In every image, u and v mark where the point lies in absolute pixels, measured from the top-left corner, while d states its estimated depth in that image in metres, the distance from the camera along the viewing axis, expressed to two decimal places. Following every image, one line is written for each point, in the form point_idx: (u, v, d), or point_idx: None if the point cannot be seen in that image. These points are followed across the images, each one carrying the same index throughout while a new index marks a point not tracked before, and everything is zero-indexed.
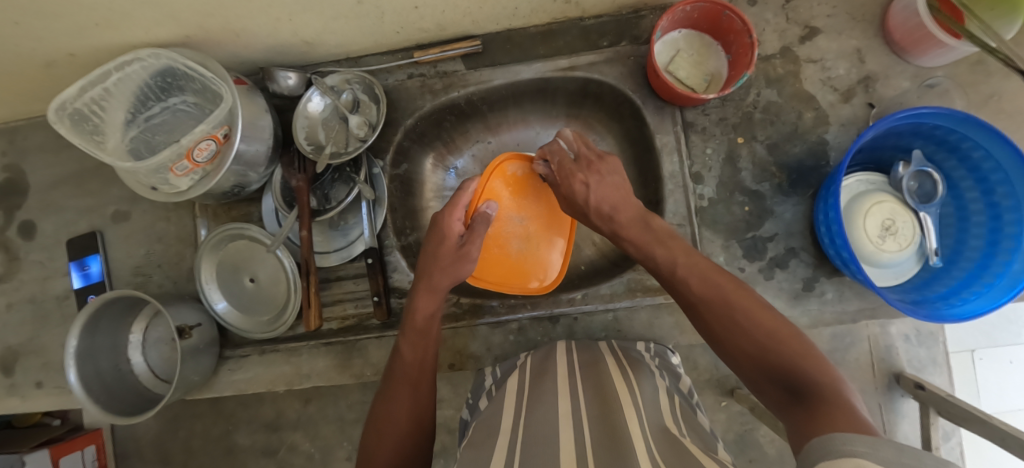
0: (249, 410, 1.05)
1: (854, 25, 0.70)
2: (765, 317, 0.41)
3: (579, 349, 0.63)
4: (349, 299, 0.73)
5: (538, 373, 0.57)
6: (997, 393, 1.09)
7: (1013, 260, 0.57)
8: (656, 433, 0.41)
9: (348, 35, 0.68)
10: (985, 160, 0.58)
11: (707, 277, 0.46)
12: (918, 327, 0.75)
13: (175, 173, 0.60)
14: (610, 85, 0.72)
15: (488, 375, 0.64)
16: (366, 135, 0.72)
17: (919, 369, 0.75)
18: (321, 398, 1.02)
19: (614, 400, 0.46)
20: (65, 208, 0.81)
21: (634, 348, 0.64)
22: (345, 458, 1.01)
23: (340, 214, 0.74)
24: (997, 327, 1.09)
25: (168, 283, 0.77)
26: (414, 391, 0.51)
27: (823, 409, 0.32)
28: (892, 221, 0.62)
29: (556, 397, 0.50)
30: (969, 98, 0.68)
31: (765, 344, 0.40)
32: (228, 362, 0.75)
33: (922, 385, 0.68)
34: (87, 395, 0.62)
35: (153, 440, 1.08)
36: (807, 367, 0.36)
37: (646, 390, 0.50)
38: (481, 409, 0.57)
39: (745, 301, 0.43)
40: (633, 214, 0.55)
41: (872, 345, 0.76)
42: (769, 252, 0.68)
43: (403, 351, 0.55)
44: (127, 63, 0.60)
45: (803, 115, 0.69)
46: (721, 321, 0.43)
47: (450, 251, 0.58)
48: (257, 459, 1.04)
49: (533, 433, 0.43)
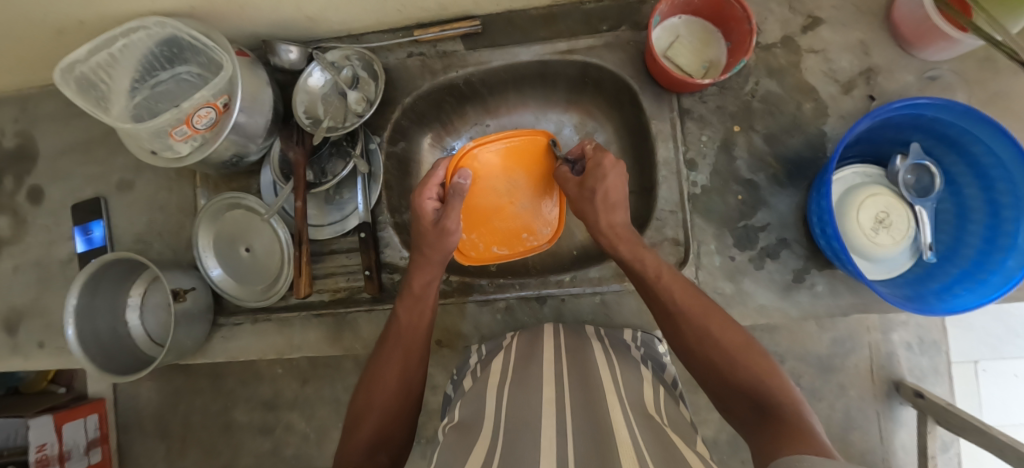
0: (246, 389, 1.07)
1: (859, 16, 0.69)
2: (734, 335, 0.46)
3: (567, 334, 0.62)
4: (342, 272, 0.74)
5: (524, 357, 0.57)
6: (1000, 408, 1.09)
7: (1008, 257, 0.56)
8: (640, 422, 0.40)
9: (350, 12, 0.69)
10: (986, 155, 0.58)
11: (685, 292, 0.51)
12: (920, 336, 0.74)
13: (175, 138, 0.61)
14: (609, 70, 0.72)
15: (474, 352, 0.64)
16: (364, 110, 0.72)
17: (920, 378, 0.73)
18: (316, 379, 1.03)
19: (597, 387, 0.46)
20: (72, 175, 0.83)
21: (620, 336, 0.63)
22: None
23: (337, 189, 0.75)
24: (1005, 340, 1.08)
25: (167, 252, 0.79)
26: (406, 357, 0.54)
27: (782, 427, 0.36)
28: (886, 214, 0.62)
29: (541, 381, 0.50)
30: (975, 94, 0.67)
31: (734, 360, 0.44)
32: (221, 329, 0.76)
33: (922, 393, 0.67)
34: (84, 353, 0.65)
35: (155, 415, 1.10)
36: (769, 387, 0.41)
37: (631, 380, 0.50)
38: (464, 387, 0.58)
39: (715, 316, 0.48)
40: (623, 219, 0.56)
41: (872, 351, 0.74)
42: (760, 242, 0.67)
43: (400, 315, 0.58)
44: (133, 30, 0.62)
45: (803, 106, 0.68)
46: (698, 329, 0.47)
47: (434, 232, 0.57)
48: (254, 436, 1.06)
49: (515, 415, 0.43)
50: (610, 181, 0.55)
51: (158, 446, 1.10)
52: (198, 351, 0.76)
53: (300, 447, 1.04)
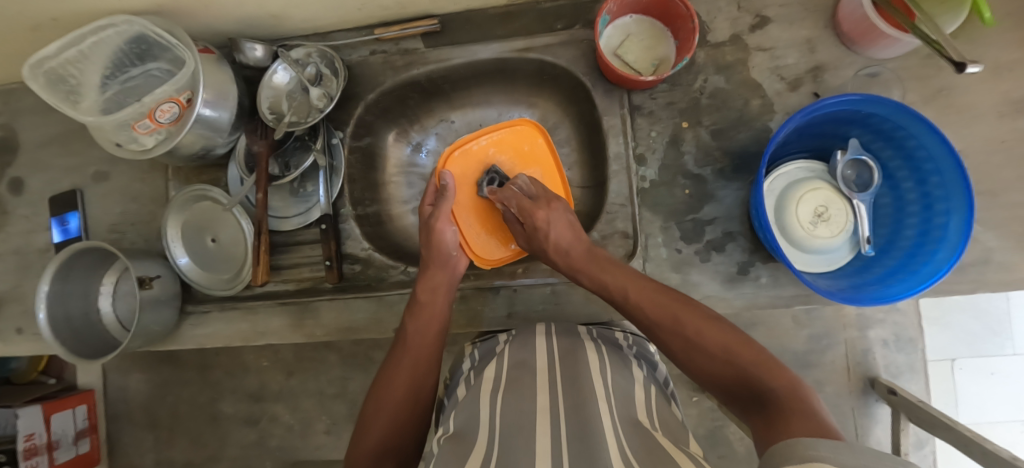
0: (233, 380, 1.16)
1: (807, 15, 0.71)
2: (712, 331, 0.45)
3: (558, 333, 0.61)
4: (306, 263, 0.77)
5: (517, 363, 0.55)
6: (975, 405, 1.12)
7: (938, 249, 0.57)
8: (631, 441, 0.40)
9: (312, 10, 0.71)
10: (918, 149, 0.59)
11: (655, 300, 0.51)
12: (896, 335, 0.91)
13: (139, 131, 0.65)
14: (564, 67, 0.74)
15: (466, 357, 0.64)
16: (325, 106, 0.75)
17: (897, 374, 0.92)
18: (302, 372, 1.13)
19: (589, 395, 0.46)
20: (51, 167, 0.86)
21: (612, 335, 0.64)
22: (322, 431, 1.13)
23: (301, 182, 0.78)
24: (982, 338, 1.11)
25: (140, 241, 0.82)
26: (414, 367, 0.53)
27: (779, 414, 0.34)
28: (825, 208, 0.63)
29: (534, 389, 0.49)
30: (919, 91, 0.69)
31: (720, 357, 0.43)
32: (189, 316, 0.79)
33: (899, 392, 0.82)
34: (53, 336, 0.68)
35: (143, 404, 1.18)
36: (762, 373, 0.39)
37: (619, 383, 0.50)
38: (458, 394, 0.55)
39: (692, 315, 0.47)
40: (584, 247, 0.60)
41: (849, 348, 0.93)
42: (706, 235, 0.69)
43: (412, 330, 0.57)
44: (101, 28, 0.64)
45: (750, 102, 0.70)
46: (676, 339, 0.47)
47: (441, 255, 0.63)
48: (241, 426, 1.17)
49: (509, 424, 0.43)
50: (554, 223, 0.61)
51: (146, 435, 1.19)
52: (167, 337, 0.79)
53: (285, 439, 1.15)
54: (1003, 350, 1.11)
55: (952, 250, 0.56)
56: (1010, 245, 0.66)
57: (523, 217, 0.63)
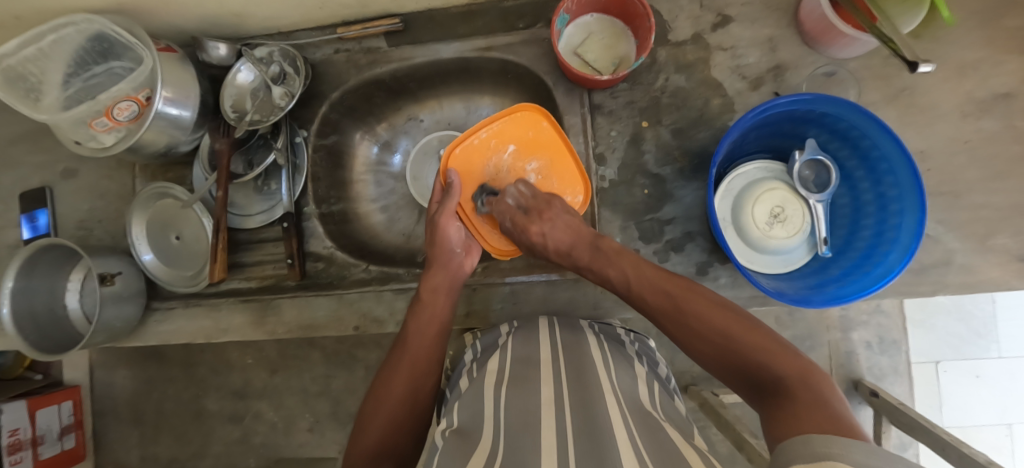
0: (217, 377, 1.17)
1: (768, 13, 0.70)
2: (715, 317, 0.44)
3: (562, 328, 0.64)
4: (269, 260, 0.78)
5: (522, 358, 0.57)
6: (961, 408, 1.11)
7: (891, 250, 0.57)
8: (635, 423, 0.42)
9: (273, 9, 0.71)
10: (872, 149, 0.59)
11: (658, 285, 0.50)
12: (880, 337, 0.95)
13: (96, 129, 0.65)
14: (525, 66, 0.74)
15: (470, 348, 0.65)
16: (287, 104, 0.75)
17: (880, 377, 0.95)
18: (285, 370, 1.14)
19: (592, 384, 0.48)
20: (21, 164, 0.86)
21: (614, 331, 0.65)
22: (305, 428, 1.13)
23: (265, 180, 0.78)
24: (967, 341, 1.10)
25: (107, 238, 0.83)
26: (412, 367, 0.51)
27: (788, 401, 0.34)
28: (781, 209, 0.63)
29: (538, 382, 0.51)
30: (881, 91, 0.68)
31: (721, 343, 0.42)
32: (154, 313, 0.80)
33: (879, 393, 0.83)
34: (17, 331, 0.68)
35: (128, 400, 1.19)
36: (769, 357, 0.39)
37: (624, 377, 0.52)
38: (461, 388, 0.56)
39: (697, 301, 0.46)
40: (587, 240, 0.59)
41: (833, 350, 0.94)
42: (665, 235, 0.69)
43: (410, 329, 0.56)
44: (61, 26, 0.65)
45: (710, 101, 0.70)
46: (679, 326, 0.47)
47: (443, 255, 0.62)
48: (224, 423, 1.17)
49: (516, 418, 0.44)
50: (552, 231, 0.60)
51: (130, 430, 1.19)
52: (131, 334, 0.79)
53: (269, 436, 1.15)
54: (988, 352, 1.10)
55: (903, 252, 0.55)
56: (971, 247, 0.66)
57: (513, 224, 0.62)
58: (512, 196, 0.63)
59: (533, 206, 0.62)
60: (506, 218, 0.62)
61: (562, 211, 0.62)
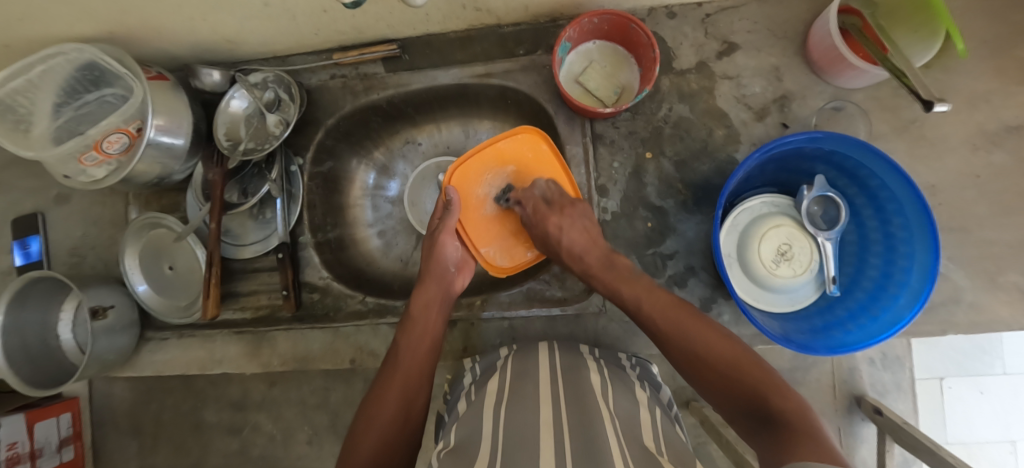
0: (216, 388, 1.16)
1: (774, 41, 0.68)
2: (724, 348, 0.44)
3: (562, 351, 0.62)
4: (264, 290, 0.76)
5: (519, 374, 0.57)
6: (965, 425, 1.09)
7: (900, 294, 0.56)
8: (634, 451, 0.40)
9: (267, 35, 0.70)
10: (882, 188, 0.57)
11: (668, 311, 0.49)
12: (884, 354, 0.87)
13: (85, 164, 0.63)
14: (525, 94, 0.72)
15: (468, 370, 0.64)
16: (282, 132, 0.73)
17: (883, 393, 0.88)
18: (284, 382, 1.13)
19: (591, 410, 0.47)
20: (13, 188, 0.85)
21: (614, 357, 0.64)
22: (304, 440, 1.12)
23: (260, 208, 0.77)
24: (972, 356, 1.09)
25: (100, 265, 0.82)
26: (405, 384, 0.50)
27: (784, 434, 0.34)
28: (788, 246, 0.62)
29: (536, 401, 0.50)
30: (889, 122, 0.67)
31: (729, 373, 0.42)
32: (148, 343, 0.79)
33: (882, 411, 0.80)
34: (9, 366, 0.67)
35: (127, 410, 1.19)
36: (769, 392, 0.39)
37: (624, 403, 0.51)
38: (458, 410, 0.56)
39: (705, 331, 0.46)
40: (600, 255, 0.58)
41: (835, 368, 0.88)
42: (667, 270, 0.67)
43: (401, 345, 0.54)
44: (49, 56, 0.63)
45: (714, 132, 0.68)
46: (685, 348, 0.46)
47: (438, 268, 0.60)
48: (224, 434, 1.16)
49: (512, 434, 0.44)
50: (567, 231, 0.59)
51: (130, 440, 1.19)
52: (124, 364, 0.78)
53: (267, 449, 1.14)
54: (994, 368, 1.09)
55: (913, 297, 0.54)
56: (980, 285, 0.65)
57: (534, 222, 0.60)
58: (540, 187, 0.62)
59: (558, 199, 0.61)
60: (529, 206, 0.61)
61: (583, 213, 0.61)
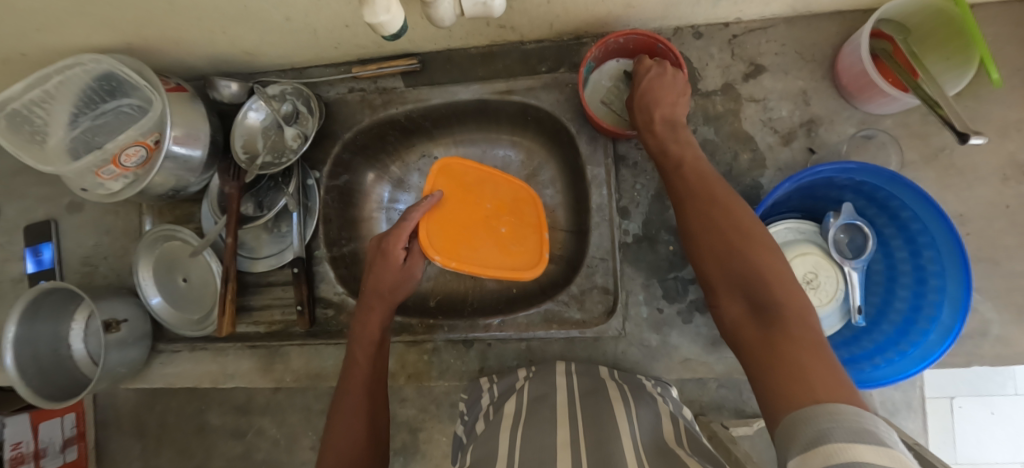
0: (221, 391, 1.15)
1: (802, 65, 0.67)
2: (779, 272, 0.39)
3: (579, 374, 0.62)
4: (277, 305, 0.75)
5: (539, 397, 0.56)
6: (975, 445, 1.08)
7: (930, 330, 0.54)
8: (653, 461, 0.40)
9: (287, 48, 0.69)
10: (913, 220, 0.56)
11: (725, 210, 0.45)
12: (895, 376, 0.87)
13: (102, 177, 0.63)
14: (546, 111, 0.71)
15: (486, 392, 0.63)
16: (299, 146, 0.72)
17: (892, 412, 0.88)
18: (289, 388, 1.12)
19: (609, 429, 0.46)
20: (26, 196, 0.85)
21: (636, 377, 0.62)
22: (308, 446, 1.11)
23: (275, 221, 0.76)
24: (982, 377, 1.07)
25: (112, 275, 0.81)
26: (370, 399, 0.56)
27: (793, 358, 0.33)
28: (813, 275, 0.61)
29: (554, 424, 0.48)
30: (918, 150, 0.66)
31: (752, 278, 0.39)
32: (161, 355, 0.78)
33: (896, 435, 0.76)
34: (20, 377, 0.66)
35: (131, 416, 1.18)
36: (786, 304, 0.37)
37: (646, 417, 0.50)
38: (477, 432, 0.55)
39: (751, 235, 0.42)
40: (676, 132, 0.55)
41: None
42: (690, 295, 0.66)
43: (356, 358, 0.58)
44: (66, 67, 0.62)
45: (739, 155, 0.67)
46: (726, 250, 0.42)
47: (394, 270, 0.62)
48: (226, 437, 1.15)
49: (532, 455, 0.42)
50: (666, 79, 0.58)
51: (133, 442, 1.18)
52: (136, 376, 0.77)
53: (271, 452, 1.13)
54: (1007, 388, 1.07)
55: (943, 333, 0.53)
56: (1008, 317, 0.63)
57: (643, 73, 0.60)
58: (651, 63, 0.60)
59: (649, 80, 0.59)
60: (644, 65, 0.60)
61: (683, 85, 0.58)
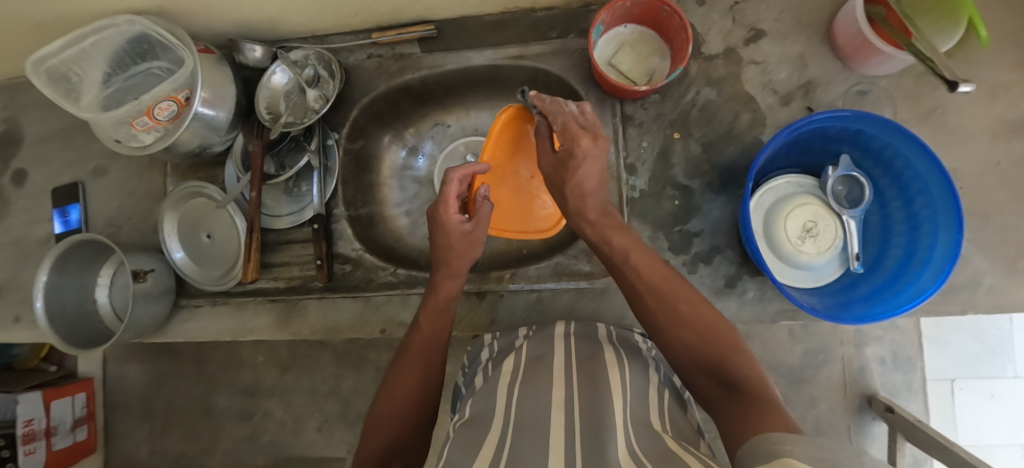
0: (227, 375, 1.17)
1: (800, 30, 0.70)
2: (726, 336, 0.43)
3: (578, 335, 0.60)
4: (295, 262, 0.78)
5: (536, 358, 0.55)
6: (975, 428, 1.10)
7: (923, 271, 0.57)
8: (636, 425, 0.41)
9: (309, 14, 0.72)
10: (906, 168, 0.59)
11: (655, 269, 0.49)
12: (894, 353, 0.89)
13: (136, 128, 0.66)
14: (556, 75, 0.75)
15: (487, 346, 0.64)
16: (321, 107, 0.76)
17: (895, 394, 0.88)
18: (296, 369, 1.14)
19: (602, 388, 0.46)
20: (52, 160, 0.88)
21: (631, 335, 0.63)
22: (314, 428, 1.13)
23: (295, 182, 0.79)
24: (982, 359, 1.08)
25: (135, 236, 0.84)
26: (427, 363, 0.53)
27: (752, 403, 0.35)
28: (813, 224, 0.63)
29: (550, 383, 0.49)
30: (911, 109, 0.69)
31: (702, 342, 0.43)
32: (182, 310, 0.80)
33: (892, 409, 0.79)
34: (49, 325, 0.69)
35: (139, 396, 1.20)
36: (736, 360, 0.41)
37: (637, 381, 0.50)
38: (476, 385, 0.57)
39: (685, 294, 0.47)
40: (600, 202, 0.56)
41: (846, 365, 0.89)
42: (694, 247, 0.69)
43: (422, 325, 0.56)
44: (102, 27, 0.66)
45: (741, 116, 0.70)
46: (670, 316, 0.46)
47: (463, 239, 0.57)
48: (234, 421, 1.17)
49: (527, 414, 0.44)
50: (596, 161, 0.54)
51: (139, 426, 1.20)
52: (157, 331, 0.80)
53: (277, 435, 1.15)
54: (1006, 372, 1.08)
55: (937, 271, 0.56)
56: (1000, 268, 0.66)
57: (563, 141, 0.55)
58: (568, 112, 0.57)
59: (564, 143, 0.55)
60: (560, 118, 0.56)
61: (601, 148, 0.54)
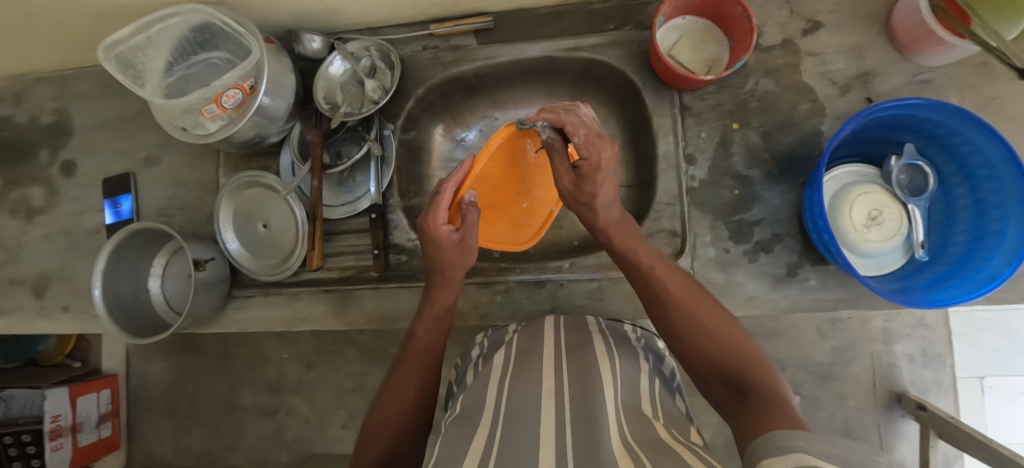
0: (252, 371, 1.06)
1: (857, 21, 0.71)
2: (742, 345, 0.42)
3: (568, 327, 0.55)
4: (350, 251, 0.78)
5: (525, 349, 0.50)
6: (1005, 425, 1.04)
7: (994, 255, 0.57)
8: (628, 415, 0.37)
9: (369, 5, 0.73)
10: (973, 155, 0.59)
11: (676, 281, 0.49)
12: (924, 349, 0.76)
13: (204, 116, 0.66)
14: (612, 67, 0.75)
15: (477, 344, 0.59)
16: (379, 98, 0.77)
17: (922, 391, 0.75)
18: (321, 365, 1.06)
19: (594, 377, 0.42)
20: (102, 150, 0.88)
21: (620, 327, 0.57)
22: (339, 425, 1.02)
23: (350, 172, 0.79)
24: (1009, 356, 1.02)
25: (187, 226, 0.84)
26: (425, 366, 0.51)
27: (761, 407, 0.34)
28: (878, 212, 0.63)
29: (540, 372, 0.44)
30: (971, 98, 0.69)
31: (718, 349, 0.42)
32: (235, 300, 0.81)
33: (924, 406, 0.68)
34: (107, 314, 0.69)
35: (164, 391, 1.11)
36: (753, 369, 0.39)
37: (628, 369, 0.46)
38: (467, 382, 0.52)
39: (704, 303, 0.46)
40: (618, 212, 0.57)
41: (874, 362, 0.77)
42: (754, 236, 0.69)
43: (419, 334, 0.55)
44: (169, 16, 0.66)
45: (799, 106, 0.71)
46: (687, 325, 0.45)
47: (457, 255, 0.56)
48: (257, 417, 1.05)
49: (514, 408, 0.39)
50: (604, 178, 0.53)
51: (164, 421, 1.10)
52: (210, 321, 0.80)
53: (302, 431, 1.03)
54: None
55: (1009, 256, 0.56)
56: None
57: (586, 153, 0.51)
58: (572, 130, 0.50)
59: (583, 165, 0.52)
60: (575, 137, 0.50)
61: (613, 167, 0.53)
